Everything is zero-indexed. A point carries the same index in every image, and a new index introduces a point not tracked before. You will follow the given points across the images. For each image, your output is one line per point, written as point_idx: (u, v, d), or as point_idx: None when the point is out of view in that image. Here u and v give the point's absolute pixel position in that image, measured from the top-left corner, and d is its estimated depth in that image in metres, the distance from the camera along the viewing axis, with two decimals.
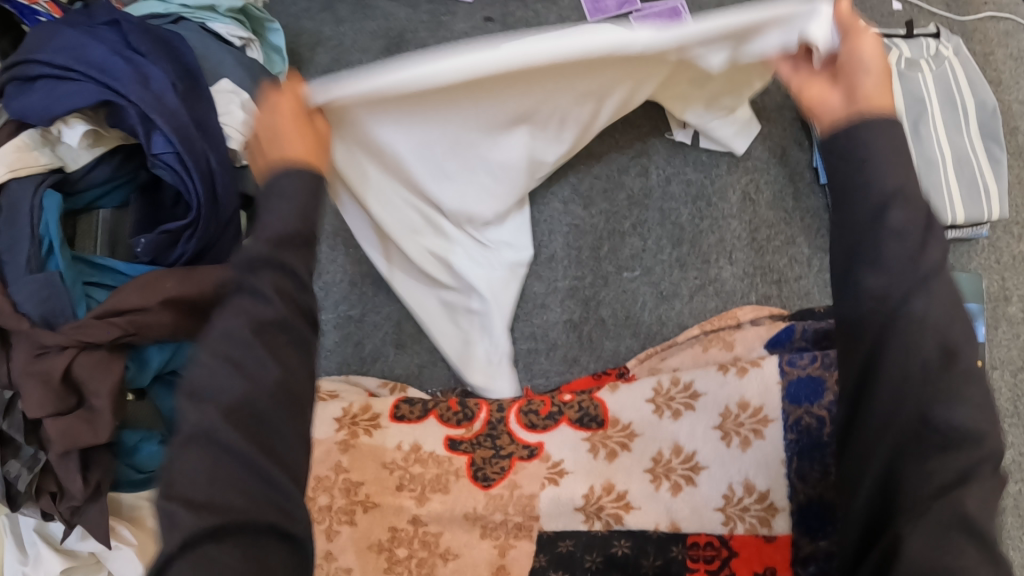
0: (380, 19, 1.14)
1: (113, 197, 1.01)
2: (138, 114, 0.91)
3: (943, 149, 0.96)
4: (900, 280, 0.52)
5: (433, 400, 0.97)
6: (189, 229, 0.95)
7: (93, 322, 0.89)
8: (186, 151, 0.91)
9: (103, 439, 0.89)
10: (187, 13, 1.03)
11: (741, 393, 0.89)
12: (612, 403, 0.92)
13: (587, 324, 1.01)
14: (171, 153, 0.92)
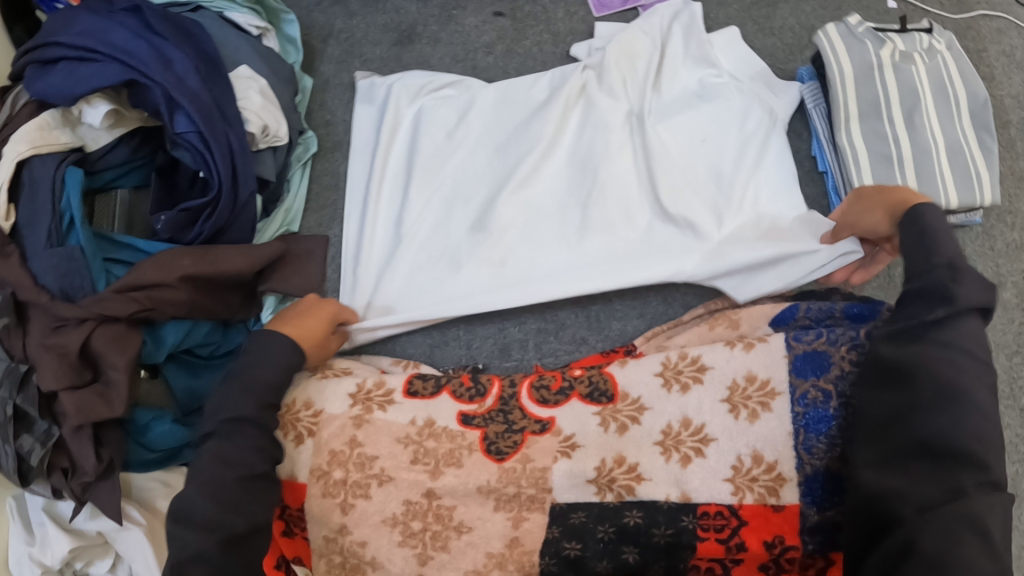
0: (391, 12, 1.16)
1: (131, 178, 1.02)
2: (162, 94, 0.94)
3: (936, 138, 1.00)
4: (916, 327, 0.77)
5: (444, 375, 0.97)
6: (208, 208, 0.97)
7: (111, 297, 0.89)
8: (208, 129, 0.94)
9: (118, 414, 0.89)
10: (205, 1, 1.06)
11: (748, 366, 0.90)
12: (621, 377, 0.94)
13: (596, 305, 1.02)
14: (193, 132, 0.94)
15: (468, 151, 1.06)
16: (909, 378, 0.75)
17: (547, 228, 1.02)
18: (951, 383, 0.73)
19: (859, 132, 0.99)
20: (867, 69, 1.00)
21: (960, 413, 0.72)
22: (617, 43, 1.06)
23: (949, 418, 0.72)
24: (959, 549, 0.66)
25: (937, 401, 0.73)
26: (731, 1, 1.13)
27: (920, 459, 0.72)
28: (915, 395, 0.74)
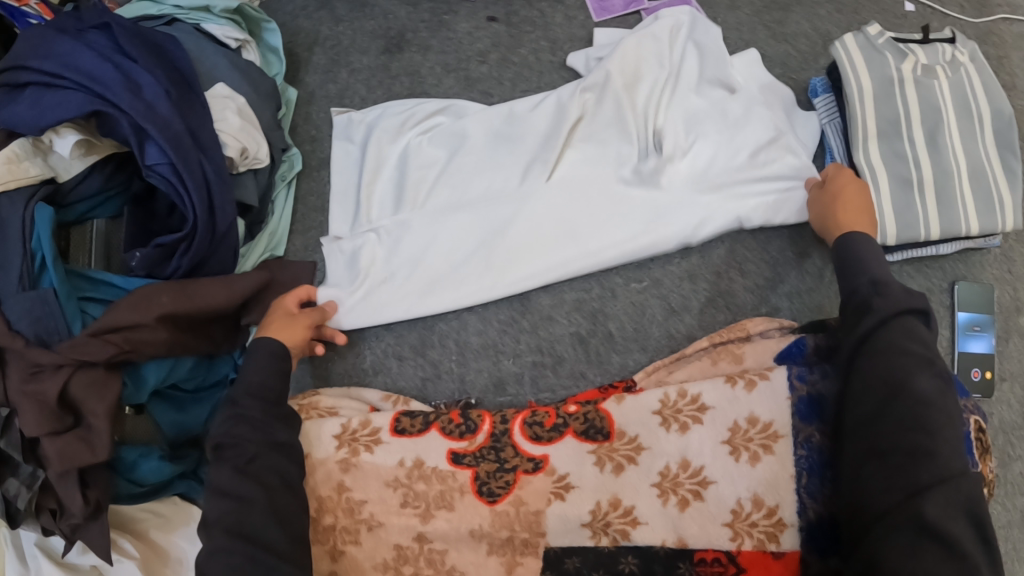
0: (379, 18, 1.11)
1: (106, 208, 0.97)
2: (131, 124, 0.89)
3: (958, 160, 0.93)
4: (858, 335, 0.78)
5: (435, 411, 0.93)
6: (183, 243, 0.93)
7: (87, 342, 0.86)
8: (179, 160, 0.89)
9: (102, 458, 0.86)
10: (179, 14, 1.02)
11: (751, 408, 0.87)
12: (618, 415, 0.90)
13: (594, 337, 0.96)
14: (164, 163, 0.90)
15: (456, 170, 1.00)
16: (852, 385, 0.78)
17: (541, 267, 0.96)
18: (889, 380, 0.75)
19: (878, 150, 0.93)
20: (887, 85, 0.93)
21: (903, 412, 0.73)
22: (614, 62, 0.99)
23: (903, 420, 0.73)
24: (924, 556, 0.67)
25: (880, 403, 0.75)
26: (741, 4, 1.07)
27: (875, 466, 0.74)
28: (856, 403, 0.77)
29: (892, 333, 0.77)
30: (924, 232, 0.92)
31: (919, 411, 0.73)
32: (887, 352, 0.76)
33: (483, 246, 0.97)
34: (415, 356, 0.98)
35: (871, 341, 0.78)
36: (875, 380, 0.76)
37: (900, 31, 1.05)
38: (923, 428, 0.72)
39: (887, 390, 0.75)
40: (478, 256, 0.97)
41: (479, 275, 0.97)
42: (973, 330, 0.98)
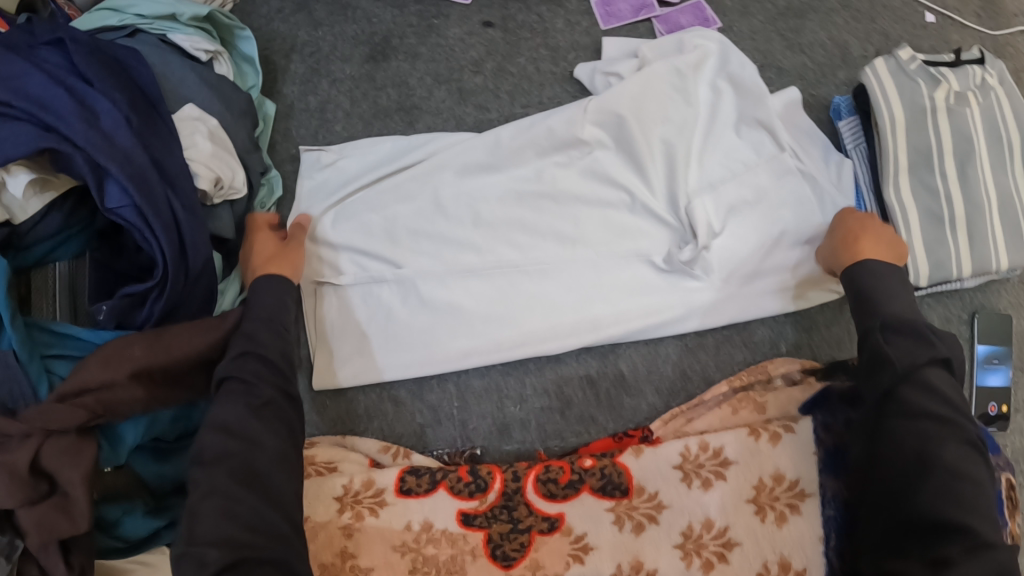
0: (362, 22, 1.02)
1: (69, 247, 0.87)
2: (87, 159, 0.79)
3: (989, 191, 0.90)
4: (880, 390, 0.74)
5: (441, 467, 0.88)
6: (155, 290, 0.84)
7: (55, 407, 0.78)
8: (146, 202, 0.80)
9: (84, 529, 0.79)
10: (143, 23, 0.92)
11: (776, 463, 0.84)
12: (637, 469, 0.86)
13: (605, 380, 0.92)
14: (128, 206, 0.80)
15: (457, 201, 0.94)
16: (888, 450, 0.72)
17: (562, 312, 0.91)
18: (918, 446, 0.70)
19: (907, 187, 0.90)
20: (920, 114, 0.89)
21: (937, 480, 0.67)
22: (630, 87, 0.93)
23: (938, 489, 0.67)
24: None
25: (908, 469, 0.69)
26: (754, 11, 1.01)
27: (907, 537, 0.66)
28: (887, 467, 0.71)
29: (921, 397, 0.72)
30: (956, 271, 0.89)
31: (949, 476, 0.67)
32: (912, 411, 0.71)
33: (493, 293, 0.92)
34: (415, 401, 0.92)
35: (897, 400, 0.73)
36: (901, 444, 0.70)
37: (920, 43, 1.00)
38: (952, 496, 0.66)
39: (914, 454, 0.69)
40: (491, 302, 0.92)
41: (494, 321, 0.91)
42: (992, 362, 0.95)
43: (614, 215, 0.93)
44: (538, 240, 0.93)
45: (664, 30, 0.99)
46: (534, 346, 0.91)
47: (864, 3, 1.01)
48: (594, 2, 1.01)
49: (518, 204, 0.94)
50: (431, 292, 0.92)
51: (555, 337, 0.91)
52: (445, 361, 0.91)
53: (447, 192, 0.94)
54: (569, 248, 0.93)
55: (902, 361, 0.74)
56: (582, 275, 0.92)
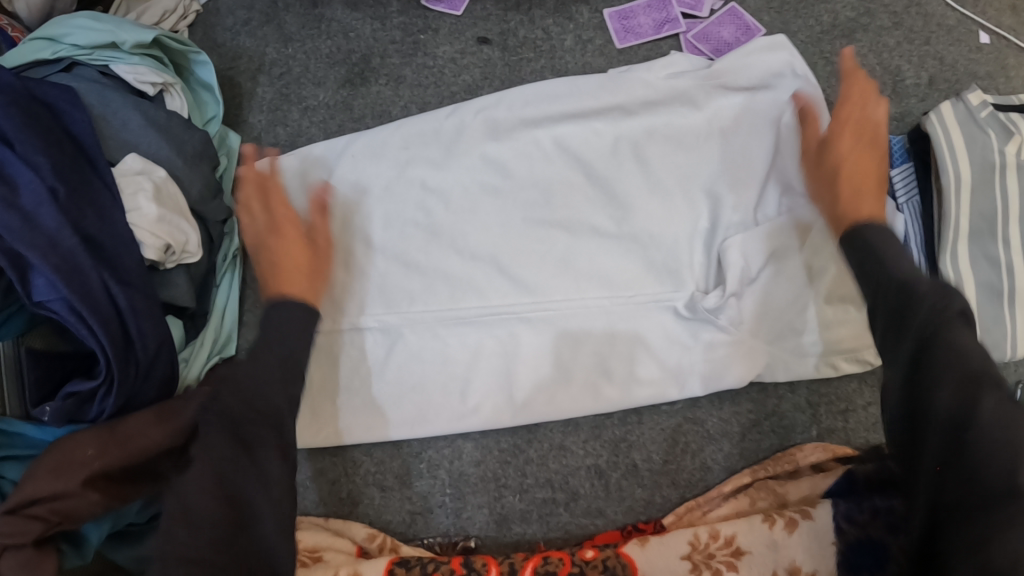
0: (337, 36, 0.88)
1: (8, 327, 0.75)
2: (7, 251, 0.68)
3: None
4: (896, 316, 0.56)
5: (431, 557, 0.80)
6: (103, 386, 0.75)
7: (5, 520, 0.71)
8: (76, 295, 0.70)
9: None
10: (81, 55, 0.78)
11: (793, 556, 0.75)
12: (643, 561, 0.77)
13: (615, 471, 0.82)
14: (58, 299, 0.70)
15: (455, 221, 0.83)
16: (985, 548, 0.47)
17: (564, 361, 0.81)
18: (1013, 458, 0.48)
19: (966, 257, 0.78)
20: (987, 172, 0.77)
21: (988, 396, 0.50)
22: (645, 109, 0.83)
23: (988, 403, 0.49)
24: None
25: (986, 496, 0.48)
26: (797, 26, 0.87)
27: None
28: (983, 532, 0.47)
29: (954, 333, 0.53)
30: (1009, 352, 0.79)
31: (991, 407, 0.49)
32: (954, 347, 0.52)
33: (487, 342, 0.81)
34: (404, 486, 0.84)
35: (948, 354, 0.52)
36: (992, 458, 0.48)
37: (978, 68, 0.86)
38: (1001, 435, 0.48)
39: (956, 377, 0.51)
40: (486, 351, 0.81)
41: (488, 371, 0.81)
42: None
43: (630, 250, 0.82)
44: (540, 274, 0.82)
45: (708, 49, 0.86)
46: (532, 404, 0.81)
47: (920, 19, 0.87)
48: (608, 14, 0.87)
49: (524, 228, 0.83)
50: (417, 339, 0.82)
51: (558, 391, 0.81)
52: (438, 425, 0.81)
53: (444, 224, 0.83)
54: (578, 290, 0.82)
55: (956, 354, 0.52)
56: (589, 319, 0.81)
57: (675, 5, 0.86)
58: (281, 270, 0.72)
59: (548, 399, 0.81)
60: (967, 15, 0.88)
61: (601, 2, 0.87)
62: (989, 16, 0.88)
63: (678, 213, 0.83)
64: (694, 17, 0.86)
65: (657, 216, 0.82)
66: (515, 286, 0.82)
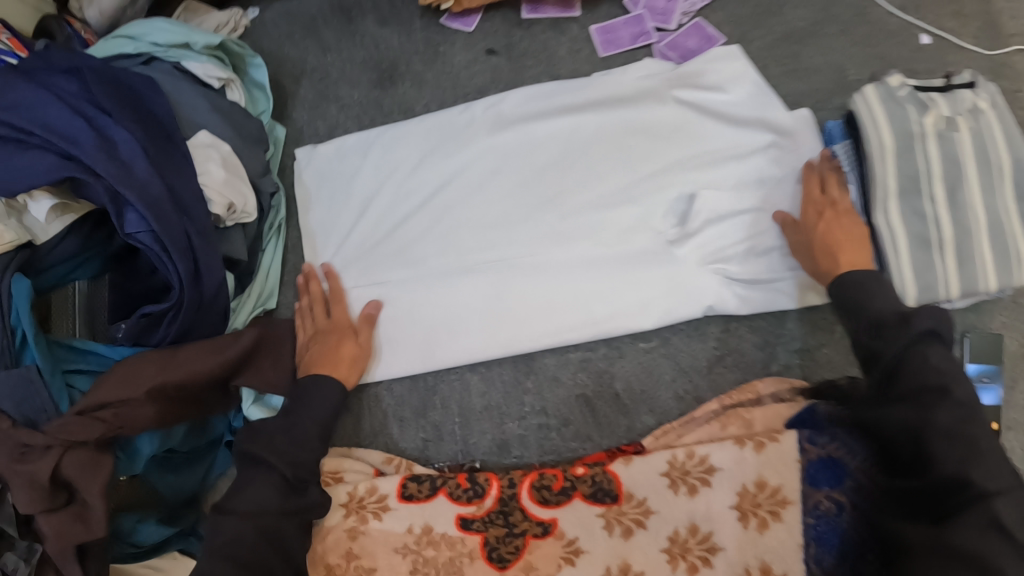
0: (369, 48, 1.06)
1: (86, 269, 0.92)
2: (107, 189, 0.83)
3: (978, 216, 0.92)
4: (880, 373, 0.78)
5: (440, 474, 0.93)
6: (171, 310, 0.88)
7: (75, 419, 0.83)
8: (162, 228, 0.84)
9: (100, 536, 0.86)
10: (158, 53, 0.94)
11: (759, 471, 0.87)
12: (625, 477, 0.90)
13: (600, 400, 0.94)
14: (145, 231, 0.85)
15: (465, 197, 0.99)
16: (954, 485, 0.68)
17: (549, 311, 0.95)
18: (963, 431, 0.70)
19: (898, 211, 0.92)
20: (908, 139, 0.92)
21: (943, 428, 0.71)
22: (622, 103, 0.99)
23: (949, 415, 0.71)
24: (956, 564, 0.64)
25: (940, 486, 0.69)
26: (754, 37, 1.02)
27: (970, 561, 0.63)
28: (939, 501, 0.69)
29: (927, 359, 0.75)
30: (944, 293, 0.91)
31: (942, 442, 0.70)
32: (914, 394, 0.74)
33: (484, 295, 0.96)
34: (420, 417, 0.96)
35: (938, 376, 0.73)
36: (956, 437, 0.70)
37: (920, 66, 1.01)
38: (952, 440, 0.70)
39: (929, 386, 0.73)
40: (484, 302, 0.96)
41: (483, 319, 0.96)
42: (982, 381, 0.97)
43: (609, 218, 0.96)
44: (534, 239, 0.97)
45: (677, 56, 1.02)
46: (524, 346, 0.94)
47: (866, 28, 1.03)
48: (594, 29, 1.03)
49: (524, 204, 0.98)
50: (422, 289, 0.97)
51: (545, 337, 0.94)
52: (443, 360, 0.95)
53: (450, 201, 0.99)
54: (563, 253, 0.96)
55: (927, 360, 0.75)
56: (571, 277, 0.95)
57: (650, 19, 1.02)
58: (338, 358, 0.91)
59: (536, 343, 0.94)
60: (908, 23, 1.02)
61: (590, 19, 1.04)
62: (929, 21, 1.02)
63: (654, 191, 0.96)
64: (665, 29, 1.03)
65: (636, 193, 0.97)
66: (508, 248, 0.97)
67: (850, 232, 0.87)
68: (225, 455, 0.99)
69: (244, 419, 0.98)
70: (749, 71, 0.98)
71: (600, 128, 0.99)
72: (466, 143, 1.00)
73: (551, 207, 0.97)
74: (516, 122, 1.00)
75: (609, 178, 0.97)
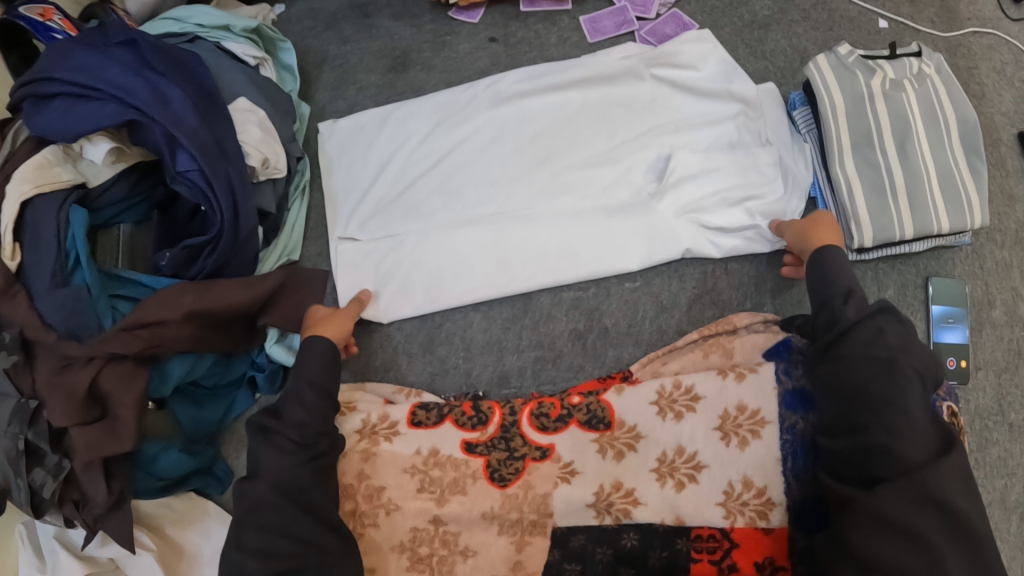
0: (385, 38, 1.20)
1: (132, 213, 1.03)
2: (163, 133, 0.94)
3: (927, 164, 1.02)
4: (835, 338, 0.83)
5: (447, 403, 0.98)
6: (210, 245, 0.98)
7: (118, 334, 0.91)
8: (209, 168, 0.95)
9: (127, 448, 0.92)
10: (201, 32, 1.08)
11: (740, 396, 0.92)
12: (618, 405, 0.95)
13: (592, 333, 1.03)
14: (195, 170, 0.95)
15: (469, 161, 1.09)
16: (885, 452, 0.75)
17: (540, 261, 1.04)
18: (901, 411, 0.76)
19: (853, 164, 1.02)
20: (858, 100, 1.03)
21: (883, 398, 0.77)
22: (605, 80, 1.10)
23: (893, 392, 0.77)
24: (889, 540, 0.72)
25: (874, 456, 0.76)
26: (723, 24, 1.16)
27: (907, 533, 0.72)
28: (872, 468, 0.76)
29: (880, 338, 0.79)
30: (899, 234, 1.00)
31: (897, 416, 0.76)
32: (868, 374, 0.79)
33: (484, 247, 1.05)
34: (426, 352, 1.04)
35: (881, 361, 0.78)
36: (895, 417, 0.76)
37: (874, 46, 1.14)
38: (902, 418, 0.76)
39: (881, 368, 0.78)
40: (485, 253, 1.05)
41: (481, 269, 1.04)
42: (947, 322, 1.05)
43: (593, 179, 1.06)
44: (527, 199, 1.06)
45: (654, 41, 1.16)
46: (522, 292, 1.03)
47: (824, 14, 1.16)
48: (581, 19, 1.18)
49: (522, 167, 1.08)
50: (426, 241, 1.06)
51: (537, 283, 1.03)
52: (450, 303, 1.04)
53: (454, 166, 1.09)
54: (551, 210, 1.05)
55: (867, 343, 0.80)
56: (562, 229, 1.04)
57: (631, 11, 1.16)
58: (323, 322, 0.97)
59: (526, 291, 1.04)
60: (866, 10, 1.16)
61: (578, 11, 1.19)
62: (884, 9, 1.16)
63: (634, 154, 1.06)
64: (645, 18, 1.17)
65: (622, 155, 1.06)
66: (504, 206, 1.06)
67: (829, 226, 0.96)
68: (245, 396, 1.09)
69: (265, 357, 1.07)
70: (718, 51, 1.09)
71: (586, 101, 1.10)
72: (471, 114, 1.11)
73: (545, 170, 1.07)
74: (512, 97, 1.11)
75: (594, 145, 1.08)
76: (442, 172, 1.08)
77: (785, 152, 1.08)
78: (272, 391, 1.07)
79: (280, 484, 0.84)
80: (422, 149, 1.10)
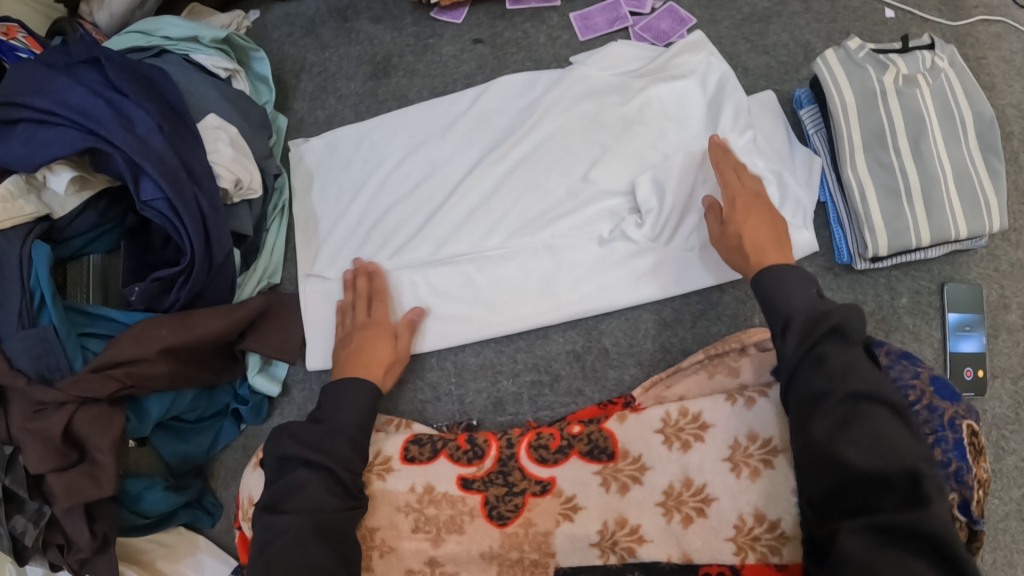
0: (364, 43, 1.14)
1: (103, 242, 0.97)
2: (126, 160, 0.87)
3: (943, 165, 0.96)
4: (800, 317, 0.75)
5: (442, 437, 0.96)
6: (182, 276, 0.92)
7: (90, 377, 0.87)
8: (176, 196, 0.88)
9: (108, 493, 0.87)
10: (168, 45, 1.02)
11: (750, 426, 0.84)
12: (621, 434, 0.90)
13: (590, 353, 1.01)
14: (161, 199, 0.88)
15: (447, 185, 1.04)
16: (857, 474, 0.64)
17: (518, 290, 1.00)
18: (894, 441, 0.65)
19: (864, 166, 0.97)
20: (870, 97, 0.97)
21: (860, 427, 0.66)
22: (593, 88, 1.04)
23: (871, 422, 0.66)
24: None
25: (849, 481, 0.65)
26: (721, 18, 1.10)
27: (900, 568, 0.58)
28: (866, 498, 0.64)
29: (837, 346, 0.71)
30: (915, 240, 0.94)
31: (868, 434, 0.65)
32: (847, 370, 0.69)
33: (458, 276, 1.01)
34: (413, 377, 1.03)
35: (860, 406, 0.67)
36: (864, 453, 0.65)
37: (880, 38, 1.08)
38: (875, 435, 0.65)
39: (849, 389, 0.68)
40: (462, 283, 1.01)
41: (460, 299, 1.01)
42: (963, 330, 1.00)
43: (576, 199, 1.01)
44: (507, 222, 1.01)
45: (650, 38, 1.09)
46: (502, 327, 1.00)
47: (826, 4, 1.09)
48: (572, 16, 1.11)
49: (503, 187, 1.03)
50: (405, 270, 1.02)
51: (518, 313, 1.00)
52: (431, 341, 1.01)
53: (433, 191, 1.04)
54: (531, 232, 1.01)
55: (843, 376, 0.69)
56: (540, 252, 1.00)
57: (624, 6, 1.10)
58: (361, 357, 0.93)
59: (513, 320, 1.00)
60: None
61: (568, 8, 1.12)
62: None
63: (621, 173, 1.01)
64: (639, 14, 1.10)
65: (607, 173, 1.01)
66: (484, 229, 1.02)
67: (761, 228, 0.86)
68: (231, 426, 1.04)
69: (248, 389, 1.03)
70: (713, 57, 1.02)
71: (570, 114, 1.04)
72: (452, 132, 1.06)
73: (525, 192, 1.02)
74: (495, 115, 1.07)
75: (578, 161, 1.02)
76: (421, 197, 1.04)
77: (787, 167, 1.01)
78: (258, 422, 1.04)
79: (265, 536, 0.79)
80: (401, 172, 1.06)
